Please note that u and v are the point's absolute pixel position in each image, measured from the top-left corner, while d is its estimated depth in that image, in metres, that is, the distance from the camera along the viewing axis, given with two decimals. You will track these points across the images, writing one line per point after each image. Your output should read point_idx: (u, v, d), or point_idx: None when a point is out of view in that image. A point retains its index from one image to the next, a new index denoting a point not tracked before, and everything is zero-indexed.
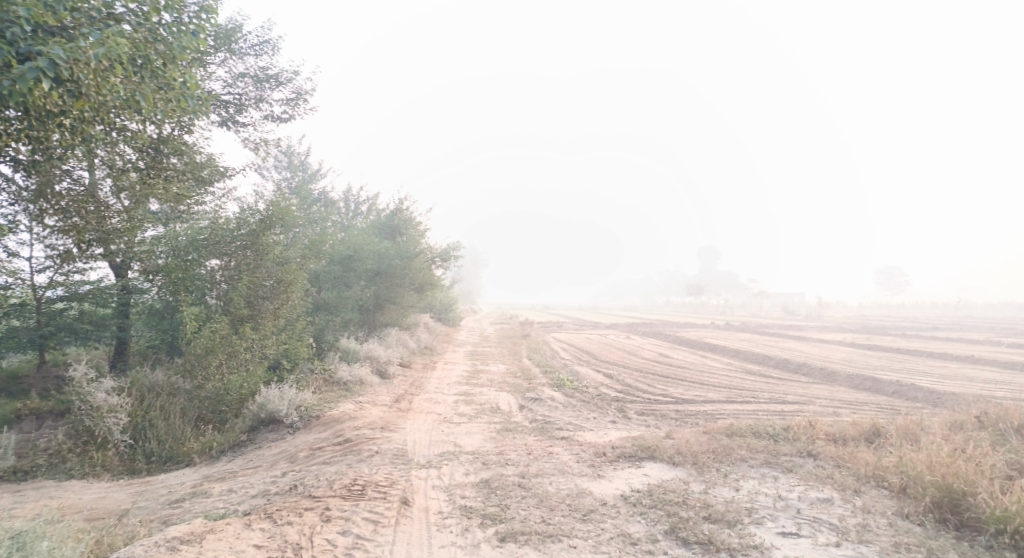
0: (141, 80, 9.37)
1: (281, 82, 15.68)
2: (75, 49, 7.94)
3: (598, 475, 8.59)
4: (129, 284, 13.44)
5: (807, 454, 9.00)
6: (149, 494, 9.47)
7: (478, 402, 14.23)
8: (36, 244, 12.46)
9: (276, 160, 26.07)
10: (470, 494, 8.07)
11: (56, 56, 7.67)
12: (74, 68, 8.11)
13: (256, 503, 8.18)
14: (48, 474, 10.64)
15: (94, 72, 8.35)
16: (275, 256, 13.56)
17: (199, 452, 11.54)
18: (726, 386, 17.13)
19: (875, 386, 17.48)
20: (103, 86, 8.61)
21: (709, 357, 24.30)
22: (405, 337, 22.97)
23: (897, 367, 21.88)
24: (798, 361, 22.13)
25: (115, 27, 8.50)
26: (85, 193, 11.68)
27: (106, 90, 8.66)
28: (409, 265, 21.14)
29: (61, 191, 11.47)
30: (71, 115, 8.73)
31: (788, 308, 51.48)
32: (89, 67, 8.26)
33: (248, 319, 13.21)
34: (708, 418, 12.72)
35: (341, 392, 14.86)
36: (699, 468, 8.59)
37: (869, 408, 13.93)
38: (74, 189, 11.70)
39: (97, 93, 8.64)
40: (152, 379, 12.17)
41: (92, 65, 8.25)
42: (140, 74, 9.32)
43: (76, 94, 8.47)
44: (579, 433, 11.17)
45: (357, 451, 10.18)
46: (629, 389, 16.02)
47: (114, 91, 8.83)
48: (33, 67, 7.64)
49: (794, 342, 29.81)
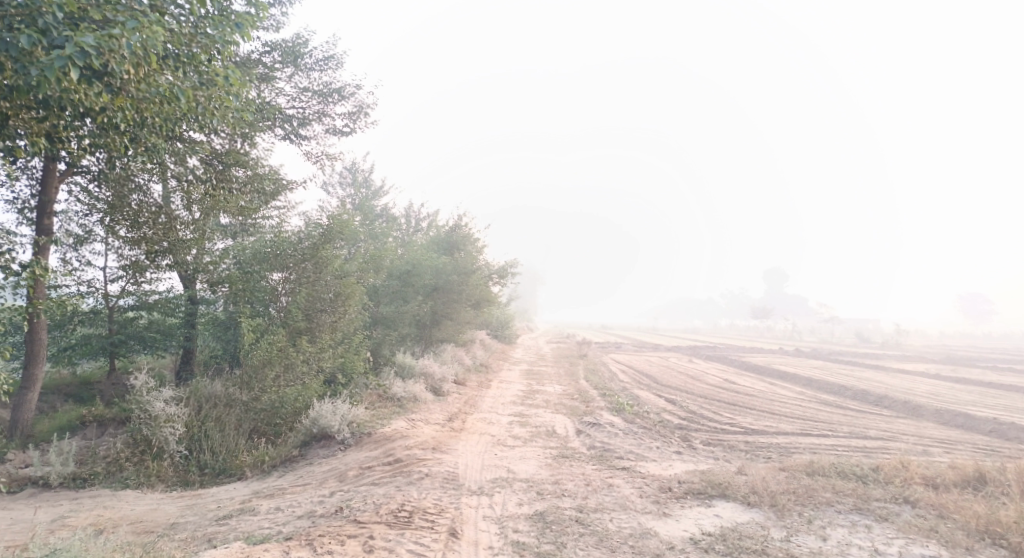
0: (183, 74, 9.04)
1: (344, 96, 15.66)
2: (107, 36, 7.42)
3: (664, 514, 7.85)
4: (197, 295, 13.61)
5: (902, 500, 8.00)
6: (197, 508, 9.30)
7: (533, 424, 13.64)
8: (109, 254, 12.79)
9: (341, 176, 26.54)
10: (523, 528, 7.49)
11: (85, 44, 7.18)
12: (107, 58, 7.60)
13: (300, 526, 7.83)
14: (104, 482, 10.66)
15: (132, 65, 8.03)
16: (334, 269, 13.41)
17: (251, 466, 11.31)
18: (799, 416, 15.96)
19: (970, 423, 15.94)
20: (143, 80, 8.36)
21: (778, 385, 22.93)
22: (461, 354, 22.64)
23: (992, 403, 20.06)
24: (878, 392, 20.59)
25: (153, 16, 8.00)
26: (156, 206, 12.05)
27: (145, 83, 8.35)
28: (466, 281, 20.89)
29: (133, 204, 11.97)
30: (116, 114, 8.55)
31: (862, 335, 48.69)
32: (123, 58, 7.80)
33: (306, 331, 13.10)
34: (782, 452, 11.74)
35: (395, 408, 14.56)
36: (779, 511, 7.74)
37: (965, 448, 12.57)
38: (146, 202, 12.09)
39: (138, 90, 8.39)
40: (211, 390, 12.14)
41: (127, 57, 7.73)
42: (181, 69, 9.04)
43: (115, 89, 8.23)
44: (641, 464, 10.42)
45: (407, 473, 9.74)
46: (693, 417, 15.09)
47: (155, 87, 8.55)
48: (61, 55, 7.12)
49: (871, 372, 27.93)
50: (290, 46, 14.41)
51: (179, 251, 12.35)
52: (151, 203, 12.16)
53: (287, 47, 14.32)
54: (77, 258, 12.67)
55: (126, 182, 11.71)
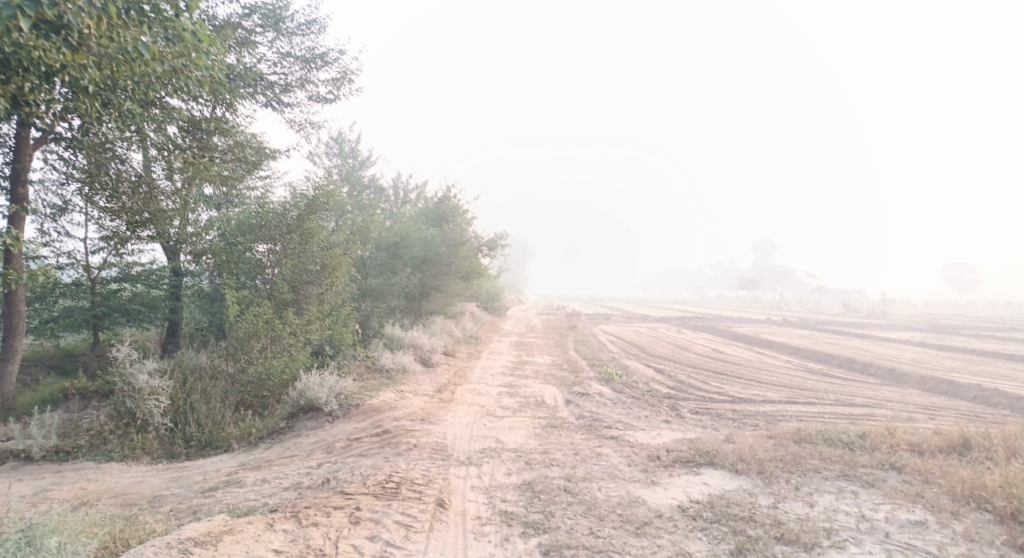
0: (150, 30, 8.63)
1: (327, 62, 15.22)
2: None
3: (652, 482, 7.85)
4: (179, 267, 13.50)
5: (889, 466, 8.03)
6: (183, 480, 9.22)
7: (522, 395, 13.62)
8: (89, 225, 12.48)
9: (328, 147, 26.09)
10: (512, 498, 7.46)
11: None
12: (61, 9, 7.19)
13: (286, 498, 7.76)
14: (88, 455, 10.55)
15: (90, 18, 7.60)
16: (320, 240, 13.17)
17: (238, 438, 11.22)
18: (786, 385, 16.05)
19: (953, 389, 16.12)
20: (104, 34, 8.02)
21: (766, 354, 23.08)
22: (450, 326, 22.54)
23: (974, 370, 20.31)
24: (864, 361, 20.79)
25: None
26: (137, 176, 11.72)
27: (105, 35, 8.00)
28: (455, 253, 20.71)
29: (112, 173, 11.62)
30: (84, 76, 8.26)
31: (848, 304, 49.08)
32: (79, 10, 7.40)
33: (292, 303, 12.93)
34: (768, 420, 11.80)
35: (383, 380, 14.49)
36: (766, 479, 7.75)
37: (949, 415, 12.69)
38: (127, 171, 11.74)
39: (99, 47, 8.08)
40: (196, 362, 12.01)
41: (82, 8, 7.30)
42: (146, 23, 8.50)
43: (74, 44, 7.88)
44: (630, 433, 10.41)
45: (394, 444, 9.68)
46: (681, 386, 15.13)
47: (118, 42, 8.21)
48: (10, 5, 6.65)
49: (857, 340, 28.17)
50: (271, 9, 13.93)
51: (160, 222, 12.07)
52: (132, 172, 11.83)
53: (267, 10, 13.85)
54: (56, 229, 12.35)
55: (103, 150, 11.33)
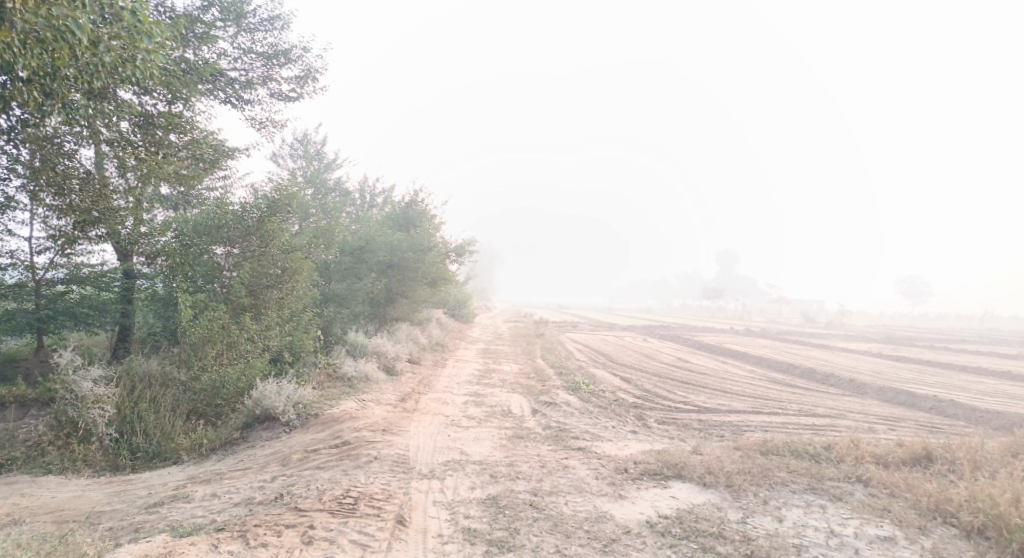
0: (83, 6, 8.24)
1: (291, 59, 14.81)
2: None
3: (619, 496, 7.65)
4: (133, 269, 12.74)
5: (855, 479, 7.99)
6: (126, 495, 8.70)
7: (488, 404, 13.35)
8: (35, 223, 11.81)
9: (292, 148, 25.49)
10: (475, 514, 7.19)
11: None
12: None
13: (235, 514, 7.35)
14: (24, 468, 9.92)
15: None
16: (281, 242, 12.73)
17: (188, 450, 10.72)
18: (751, 395, 16.08)
19: (912, 400, 16.36)
20: (29, 9, 7.64)
21: (730, 364, 23.19)
22: (416, 333, 22.12)
23: (931, 381, 20.74)
24: (825, 371, 21.03)
25: None
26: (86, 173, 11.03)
27: (30, 9, 7.62)
28: (422, 258, 20.36)
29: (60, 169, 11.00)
30: (17, 60, 7.92)
31: (808, 314, 49.99)
32: None
33: (250, 308, 12.45)
34: (735, 431, 11.74)
35: (344, 388, 14.04)
36: (735, 492, 7.63)
37: (909, 426, 12.83)
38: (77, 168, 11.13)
39: (25, 22, 7.71)
40: (146, 369, 11.48)
41: None
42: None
43: None
44: (597, 444, 10.22)
45: (354, 456, 9.30)
46: (648, 396, 15.03)
47: (48, 19, 7.84)
48: None
49: (817, 351, 28.61)
50: (231, 3, 13.48)
51: (111, 221, 11.48)
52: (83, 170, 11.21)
53: (227, 3, 13.41)
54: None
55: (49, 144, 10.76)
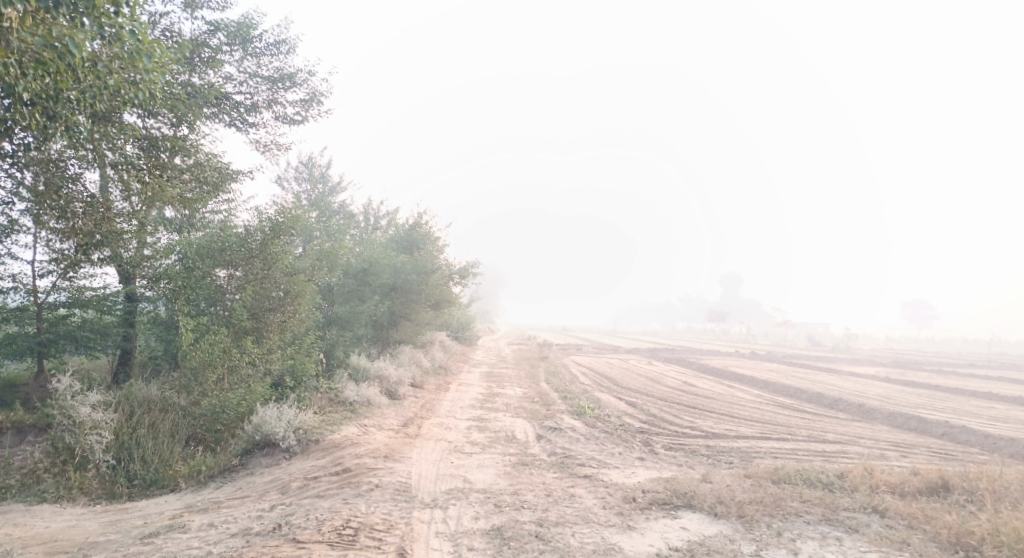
0: (83, 26, 8.16)
1: (296, 83, 14.86)
2: None
3: (628, 527, 7.42)
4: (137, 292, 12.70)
5: (871, 510, 7.76)
6: (121, 524, 8.49)
7: (492, 429, 13.12)
8: (38, 246, 11.76)
9: (297, 171, 25.58)
10: (479, 546, 6.97)
11: None
12: None
13: (232, 546, 7.12)
14: (18, 496, 9.70)
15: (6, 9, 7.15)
16: (284, 265, 12.63)
17: (186, 476, 10.48)
18: (759, 420, 15.80)
19: (923, 426, 16.06)
20: (25, 27, 7.52)
21: (737, 388, 22.90)
22: (419, 356, 21.93)
23: (941, 406, 20.42)
24: (834, 395, 20.74)
25: None
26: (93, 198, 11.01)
27: (27, 29, 7.49)
28: (425, 281, 20.26)
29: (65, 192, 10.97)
30: (17, 82, 7.86)
31: (813, 338, 49.63)
32: None
33: (252, 331, 12.30)
34: (744, 457, 11.50)
35: (346, 413, 13.84)
36: (747, 523, 7.40)
37: (922, 452, 12.56)
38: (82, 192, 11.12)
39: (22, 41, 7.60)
40: (145, 394, 11.32)
41: None
42: (79, 18, 8.10)
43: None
44: (604, 472, 9.98)
45: (355, 484, 9.09)
46: (654, 420, 14.79)
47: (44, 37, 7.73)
48: None
49: (825, 375, 28.27)
50: (238, 28, 13.56)
51: (115, 244, 11.39)
52: (88, 194, 11.20)
53: (233, 27, 13.48)
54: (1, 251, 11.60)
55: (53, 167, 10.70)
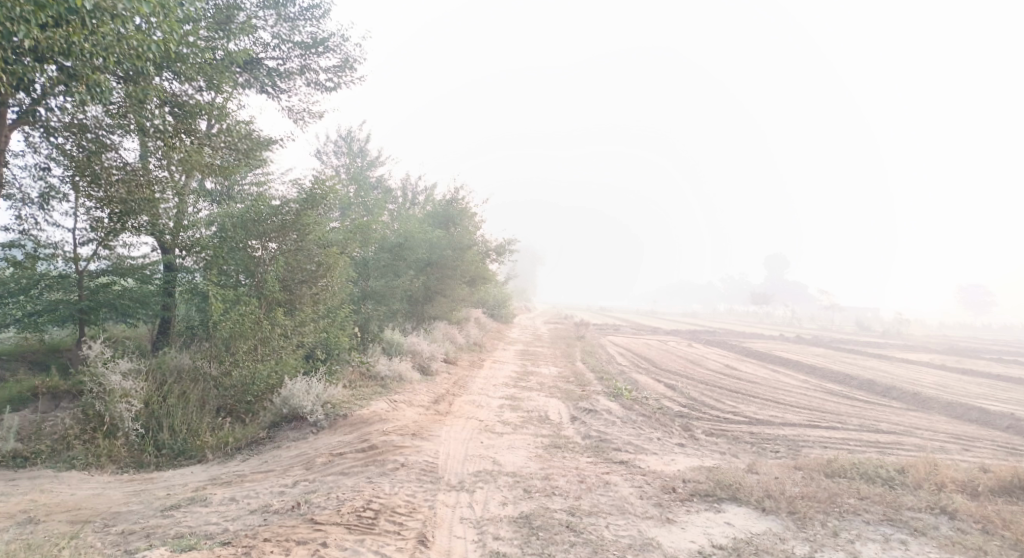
0: None
1: (328, 48, 14.43)
2: None
3: (667, 520, 6.90)
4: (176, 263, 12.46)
5: (938, 510, 7.07)
6: (145, 495, 8.34)
7: (525, 409, 12.67)
8: (78, 214, 11.65)
9: (336, 145, 25.43)
10: (506, 534, 6.55)
11: None
12: None
13: (248, 524, 6.86)
14: (48, 462, 9.67)
15: None
16: (317, 237, 12.28)
17: (213, 448, 10.30)
18: (807, 406, 14.99)
19: (985, 417, 15.02)
20: None
21: (781, 373, 21.96)
22: (454, 332, 21.59)
23: (1003, 397, 19.18)
24: (886, 383, 19.70)
25: None
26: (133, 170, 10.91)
27: None
28: (461, 256, 19.85)
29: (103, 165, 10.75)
30: (18, 27, 7.37)
31: (863, 323, 47.72)
32: None
33: (284, 303, 12.03)
34: (791, 446, 10.80)
35: (377, 388, 13.57)
36: (799, 521, 6.81)
37: (985, 447, 11.65)
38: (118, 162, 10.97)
39: None
40: (178, 362, 11.21)
41: None
42: None
43: None
44: (641, 458, 9.43)
45: (380, 462, 8.75)
46: (694, 404, 14.13)
47: None
48: None
49: (874, 361, 26.97)
50: None
51: (149, 212, 11.23)
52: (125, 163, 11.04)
53: None
54: (40, 218, 11.54)
55: (88, 133, 10.49)
